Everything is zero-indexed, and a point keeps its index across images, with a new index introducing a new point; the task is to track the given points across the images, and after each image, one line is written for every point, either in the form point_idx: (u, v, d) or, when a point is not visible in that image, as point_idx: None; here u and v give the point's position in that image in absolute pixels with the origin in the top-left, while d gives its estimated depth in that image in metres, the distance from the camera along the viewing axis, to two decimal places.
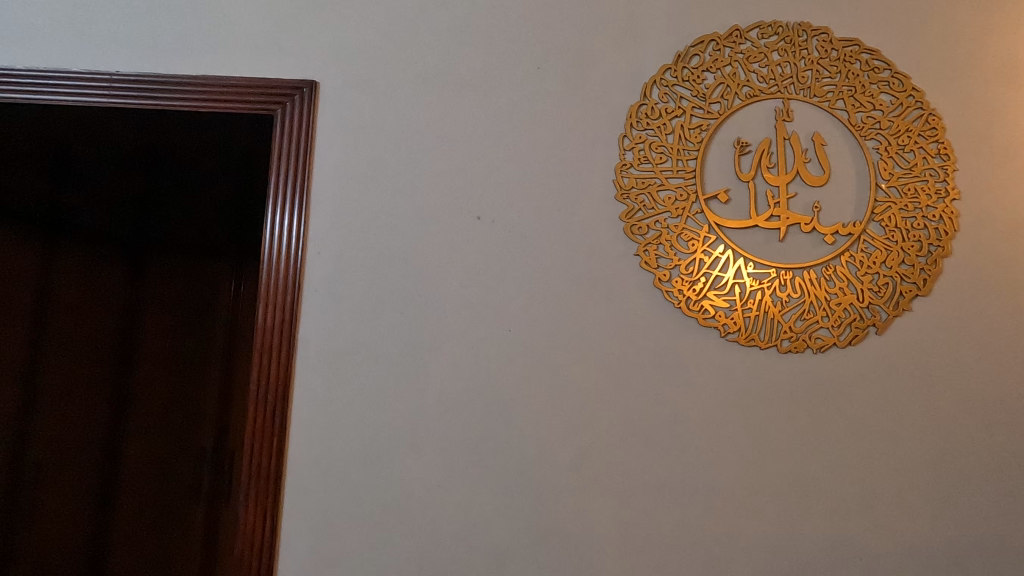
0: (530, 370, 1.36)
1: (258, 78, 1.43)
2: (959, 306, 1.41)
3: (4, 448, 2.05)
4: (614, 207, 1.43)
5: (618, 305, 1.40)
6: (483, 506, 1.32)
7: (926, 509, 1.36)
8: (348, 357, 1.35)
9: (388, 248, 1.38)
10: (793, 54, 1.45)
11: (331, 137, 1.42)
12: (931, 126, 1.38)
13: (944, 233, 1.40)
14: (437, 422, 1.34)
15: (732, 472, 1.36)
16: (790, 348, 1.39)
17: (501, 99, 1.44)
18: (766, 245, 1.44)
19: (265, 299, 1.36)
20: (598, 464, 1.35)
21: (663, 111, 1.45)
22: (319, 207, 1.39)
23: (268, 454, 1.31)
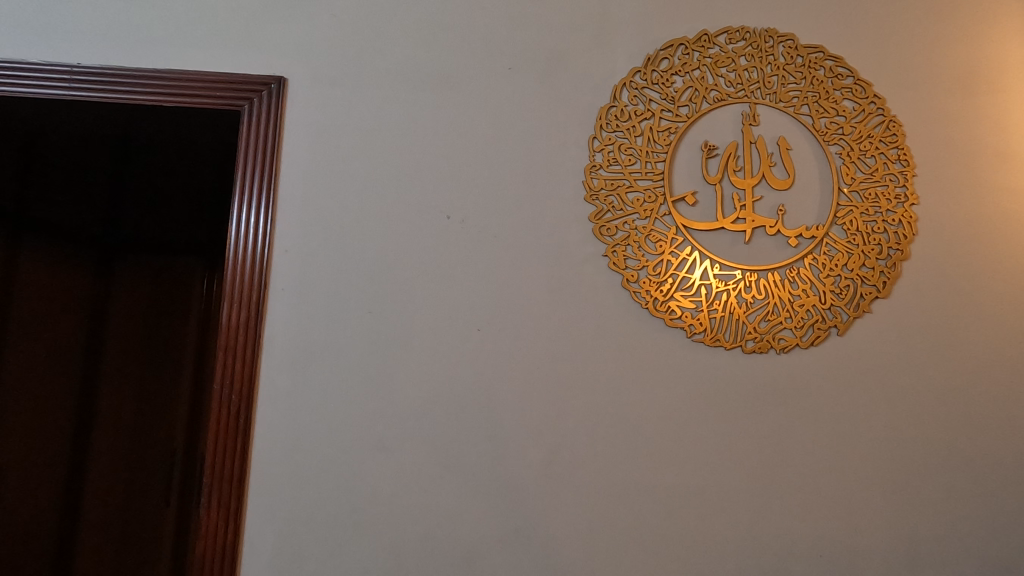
0: (503, 389, 1.22)
1: (228, 72, 1.30)
2: (959, 315, 1.29)
3: (65, 419, 2.04)
4: (586, 208, 1.29)
5: (601, 315, 1.26)
6: (431, 532, 1.18)
7: (940, 545, 1.22)
8: (305, 372, 1.21)
9: (347, 253, 1.25)
10: (760, 59, 1.33)
11: (293, 131, 1.29)
12: (890, 133, 1.32)
13: (902, 237, 1.29)
14: (395, 449, 1.20)
15: (726, 504, 1.21)
16: (755, 349, 1.25)
17: (472, 92, 1.31)
18: (731, 246, 1.28)
19: (230, 294, 1.22)
20: (573, 498, 1.20)
21: (633, 113, 1.31)
22: (287, 206, 1.26)
23: (232, 456, 1.17)
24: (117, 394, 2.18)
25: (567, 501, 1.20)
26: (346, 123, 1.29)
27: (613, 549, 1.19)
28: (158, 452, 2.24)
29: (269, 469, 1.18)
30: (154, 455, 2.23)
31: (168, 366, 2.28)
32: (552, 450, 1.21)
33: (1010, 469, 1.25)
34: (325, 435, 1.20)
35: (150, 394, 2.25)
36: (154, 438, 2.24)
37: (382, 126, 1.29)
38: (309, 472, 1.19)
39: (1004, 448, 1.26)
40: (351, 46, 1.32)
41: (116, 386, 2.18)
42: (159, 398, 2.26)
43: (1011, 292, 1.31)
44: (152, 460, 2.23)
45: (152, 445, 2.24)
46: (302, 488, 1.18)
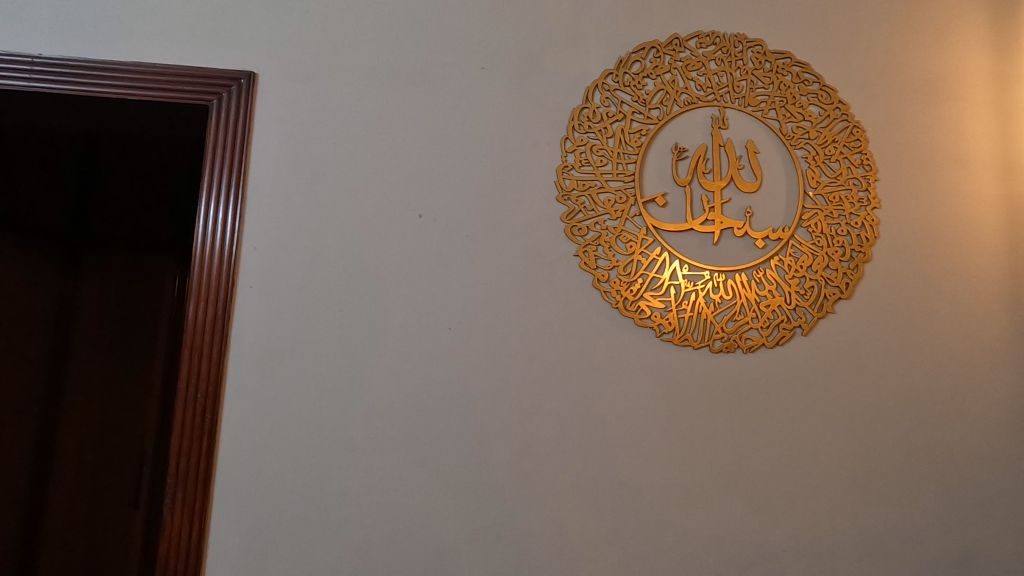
0: (474, 388, 1.23)
1: (195, 66, 1.28)
2: (918, 315, 1.33)
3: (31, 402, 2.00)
4: (557, 208, 1.30)
5: (572, 315, 1.27)
6: (401, 530, 1.18)
7: (898, 539, 1.26)
8: (274, 369, 1.20)
9: (318, 250, 1.24)
10: (729, 64, 1.36)
11: (263, 126, 1.27)
12: (854, 138, 1.36)
13: (865, 240, 1.33)
14: (364, 449, 1.19)
15: (692, 501, 1.23)
16: (722, 349, 1.27)
17: (446, 91, 1.31)
18: (700, 247, 1.30)
19: (197, 292, 1.20)
20: (543, 497, 1.21)
21: (605, 115, 1.32)
22: (256, 202, 1.25)
23: (198, 456, 1.16)
24: (89, 365, 2.14)
25: (536, 500, 1.21)
26: (318, 120, 1.28)
27: (583, 546, 1.20)
28: (128, 454, 2.16)
29: (235, 469, 1.17)
30: (124, 425, 2.16)
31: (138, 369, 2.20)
32: (522, 449, 1.22)
33: (964, 465, 1.30)
34: (293, 434, 1.19)
35: (123, 366, 2.18)
36: (126, 408, 2.17)
37: (354, 124, 1.29)
38: (278, 471, 1.17)
39: (959, 444, 1.30)
40: (323, 42, 1.31)
41: (87, 358, 2.15)
42: (133, 369, 2.19)
43: (967, 293, 1.35)
44: (122, 431, 2.16)
45: (123, 416, 2.17)
46: (269, 488, 1.17)
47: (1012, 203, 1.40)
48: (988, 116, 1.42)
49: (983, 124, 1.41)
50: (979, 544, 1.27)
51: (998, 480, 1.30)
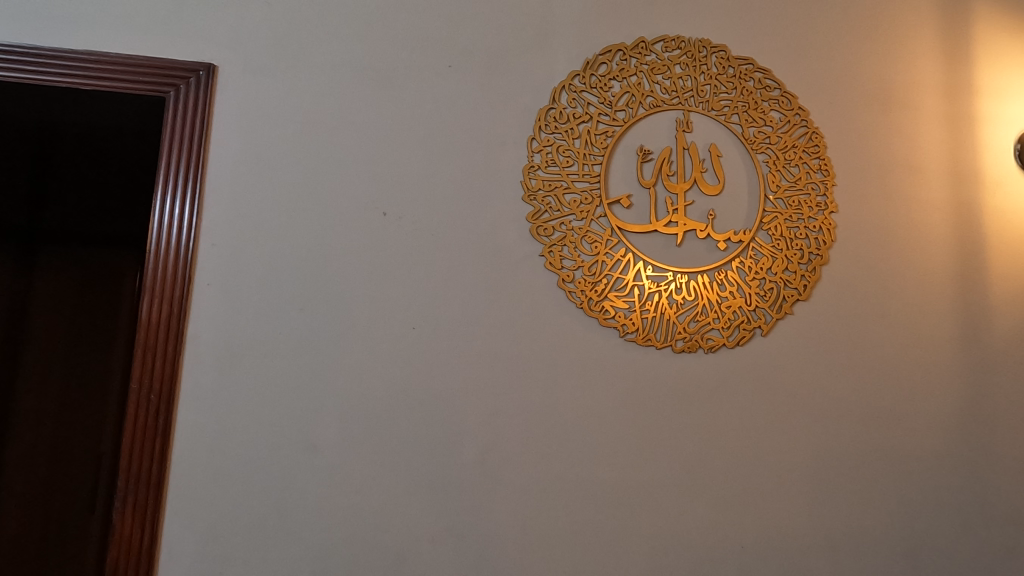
0: (438, 388, 1.22)
1: (152, 56, 1.24)
2: (872, 317, 1.37)
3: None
4: (523, 208, 1.30)
5: (537, 314, 1.27)
6: (361, 530, 1.16)
7: (852, 534, 1.29)
8: (231, 369, 1.17)
9: (279, 247, 1.22)
10: (694, 68, 1.38)
11: (223, 119, 1.24)
12: (813, 144, 1.39)
13: (823, 243, 1.36)
14: (326, 449, 1.17)
15: (654, 499, 1.24)
16: (684, 349, 1.29)
17: (412, 87, 1.30)
18: (663, 248, 1.32)
19: (151, 289, 1.17)
20: (507, 497, 1.21)
21: (571, 116, 1.32)
22: (215, 197, 1.21)
23: (150, 458, 1.12)
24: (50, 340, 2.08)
25: (500, 500, 1.20)
26: (280, 114, 1.26)
27: (546, 546, 1.20)
28: (87, 436, 2.07)
29: (191, 471, 1.13)
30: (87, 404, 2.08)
31: (96, 363, 2.10)
32: (486, 448, 1.21)
33: (914, 462, 1.34)
34: (251, 435, 1.16)
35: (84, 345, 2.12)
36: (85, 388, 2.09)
37: (318, 120, 1.26)
38: (234, 473, 1.15)
39: (910, 442, 1.34)
40: (286, 35, 1.29)
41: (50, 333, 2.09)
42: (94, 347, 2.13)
43: (919, 295, 1.40)
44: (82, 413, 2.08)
45: (84, 393, 2.09)
46: (225, 489, 1.14)
47: (960, 210, 1.45)
48: (939, 125, 1.47)
49: (934, 132, 1.46)
50: (927, 538, 1.32)
51: (945, 476, 1.35)
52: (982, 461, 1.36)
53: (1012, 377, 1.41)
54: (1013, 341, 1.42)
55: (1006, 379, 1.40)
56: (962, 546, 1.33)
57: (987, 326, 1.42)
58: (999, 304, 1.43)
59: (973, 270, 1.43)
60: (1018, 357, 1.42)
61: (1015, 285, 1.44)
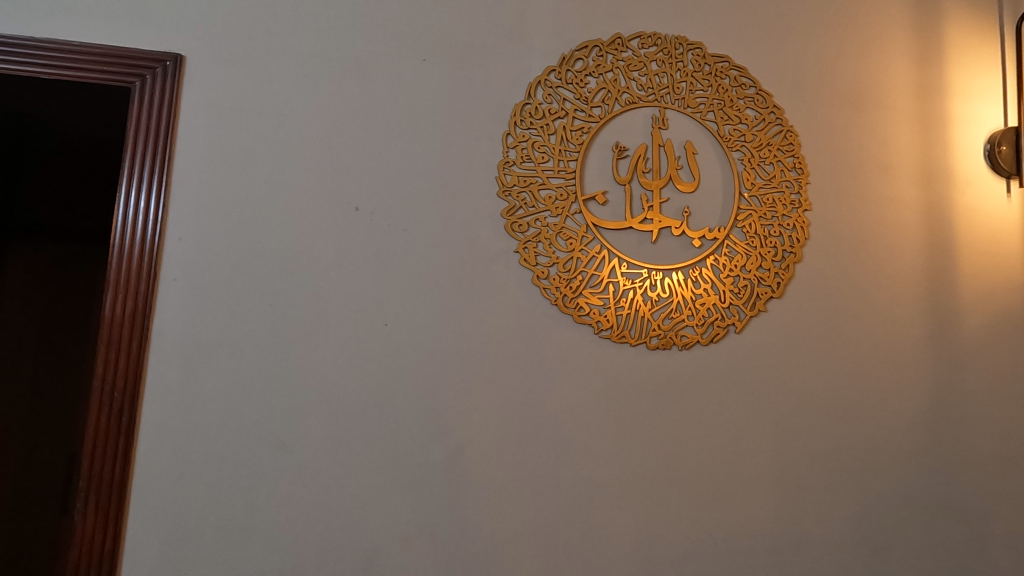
0: (412, 386, 1.21)
1: (117, 45, 1.21)
2: (843, 314, 1.38)
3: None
4: (498, 204, 1.29)
5: (512, 311, 1.26)
6: (332, 529, 1.15)
7: (822, 530, 1.30)
8: (198, 366, 1.15)
9: (248, 242, 1.19)
10: (669, 65, 1.38)
11: (190, 111, 1.21)
12: (788, 142, 1.39)
13: (796, 241, 1.36)
14: (297, 448, 1.16)
15: (627, 496, 1.24)
16: (659, 345, 1.29)
17: (385, 81, 1.29)
18: (639, 246, 1.31)
19: (115, 284, 1.13)
20: (480, 495, 1.20)
21: (547, 111, 1.32)
22: (181, 191, 1.19)
23: (113, 457, 1.09)
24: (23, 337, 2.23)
25: (473, 498, 1.20)
26: (249, 107, 1.23)
27: (520, 544, 1.20)
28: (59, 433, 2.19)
29: (156, 470, 1.11)
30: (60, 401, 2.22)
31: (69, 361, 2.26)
32: (460, 446, 1.20)
33: (884, 458, 1.36)
34: (219, 434, 1.14)
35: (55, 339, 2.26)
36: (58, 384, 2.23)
37: (289, 113, 1.24)
38: (200, 471, 1.12)
39: (880, 438, 1.36)
40: (256, 25, 1.26)
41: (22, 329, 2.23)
42: (64, 342, 2.27)
43: (890, 294, 1.41)
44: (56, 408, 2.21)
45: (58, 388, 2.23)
46: (192, 488, 1.12)
47: (931, 209, 1.47)
48: (911, 124, 1.48)
49: (906, 132, 1.48)
50: (895, 533, 1.34)
51: (913, 473, 1.37)
52: (949, 457, 1.39)
53: (979, 375, 1.43)
54: (981, 339, 1.45)
55: (974, 376, 1.43)
56: (929, 541, 1.35)
57: (956, 325, 1.44)
58: (967, 302, 1.45)
59: (942, 269, 1.45)
60: (985, 355, 1.44)
61: (983, 283, 1.47)
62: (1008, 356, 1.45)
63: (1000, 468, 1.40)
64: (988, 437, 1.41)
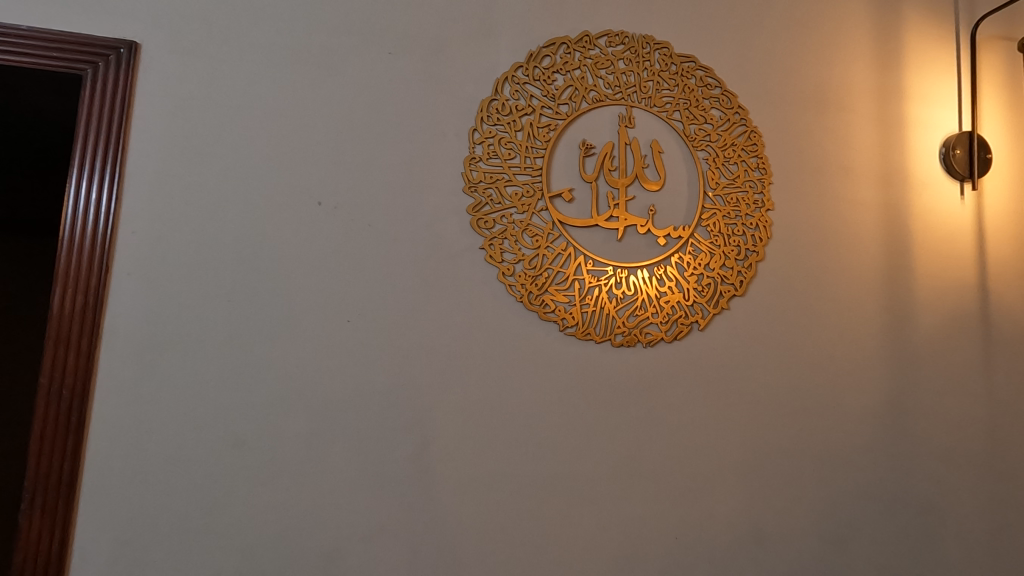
0: (376, 383, 1.19)
1: (68, 31, 1.16)
2: (803, 312, 1.41)
3: None
4: (464, 200, 1.28)
5: (477, 308, 1.25)
6: (291, 528, 1.13)
7: (781, 524, 1.33)
8: (152, 364, 1.11)
9: (206, 236, 1.16)
10: (636, 64, 1.38)
11: (146, 101, 1.18)
12: (751, 143, 1.41)
13: (759, 240, 1.38)
14: (255, 447, 1.13)
15: (590, 492, 1.25)
16: (623, 343, 1.30)
17: (350, 73, 1.27)
18: (605, 243, 1.32)
19: (64, 278, 1.09)
20: (444, 493, 1.19)
21: (513, 108, 1.31)
22: (135, 183, 1.15)
23: (62, 456, 1.05)
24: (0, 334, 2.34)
25: (437, 496, 1.19)
26: (209, 98, 1.20)
27: (483, 541, 1.19)
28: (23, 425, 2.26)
29: (107, 470, 1.08)
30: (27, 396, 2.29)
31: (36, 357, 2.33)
32: (424, 444, 1.19)
33: (842, 453, 1.38)
34: (174, 432, 1.11)
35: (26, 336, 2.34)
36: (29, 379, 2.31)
37: (250, 104, 1.21)
38: (154, 471, 1.09)
39: (838, 434, 1.39)
40: (217, 14, 1.23)
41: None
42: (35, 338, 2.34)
43: (849, 293, 1.44)
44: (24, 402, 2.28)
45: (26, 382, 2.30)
46: (146, 488, 1.09)
47: (889, 210, 1.50)
48: (871, 127, 1.52)
49: (865, 135, 1.51)
50: (851, 527, 1.37)
51: (870, 468, 1.40)
52: (904, 451, 1.42)
53: (933, 372, 1.47)
54: (935, 337, 1.48)
55: (928, 373, 1.46)
56: (884, 534, 1.38)
57: (911, 323, 1.47)
58: (922, 301, 1.49)
59: (899, 269, 1.49)
60: (938, 353, 1.48)
61: (937, 282, 1.51)
62: (961, 353, 1.49)
63: (951, 462, 1.45)
64: (940, 432, 1.45)
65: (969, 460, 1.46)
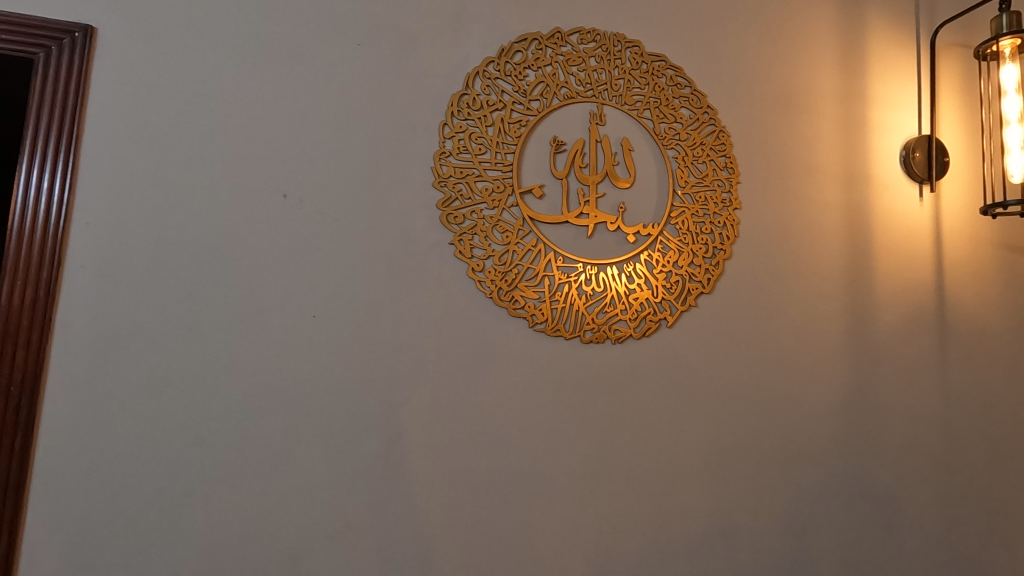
0: (342, 379, 1.17)
1: (18, 13, 1.11)
2: (768, 309, 1.43)
3: None
4: (433, 195, 1.26)
5: (446, 303, 1.24)
6: (254, 527, 1.10)
7: (745, 519, 1.35)
8: (107, 359, 1.08)
9: (165, 228, 1.13)
10: (607, 62, 1.38)
11: (102, 88, 1.13)
12: (720, 142, 1.42)
13: (726, 238, 1.40)
14: (216, 446, 1.10)
15: (559, 488, 1.25)
16: (592, 339, 1.30)
17: (317, 64, 1.24)
18: (575, 240, 1.32)
19: (13, 270, 1.05)
20: (411, 491, 1.18)
21: (484, 103, 1.30)
22: (90, 172, 1.11)
23: (9, 456, 1.01)
24: None
25: (404, 494, 1.17)
26: (169, 86, 1.16)
27: (450, 538, 1.18)
28: None
29: (59, 470, 1.03)
30: None
31: None
32: (390, 442, 1.18)
33: (805, 448, 1.41)
34: (130, 430, 1.07)
35: None
36: None
37: (212, 92, 1.18)
38: (109, 470, 1.06)
39: (801, 430, 1.41)
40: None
41: None
42: None
43: (812, 291, 1.47)
44: None
45: None
46: (101, 488, 1.05)
47: (852, 211, 1.53)
48: (835, 129, 1.55)
49: (830, 136, 1.54)
50: (814, 520, 1.39)
51: (831, 462, 1.43)
52: (864, 446, 1.45)
53: (893, 369, 1.50)
54: (895, 335, 1.52)
55: (888, 370, 1.50)
56: (844, 527, 1.41)
57: (872, 321, 1.51)
58: (883, 299, 1.52)
59: (861, 268, 1.52)
60: (898, 350, 1.52)
61: (897, 281, 1.54)
62: (918, 350, 1.53)
63: (909, 456, 1.48)
64: (899, 427, 1.49)
65: (925, 454, 1.50)
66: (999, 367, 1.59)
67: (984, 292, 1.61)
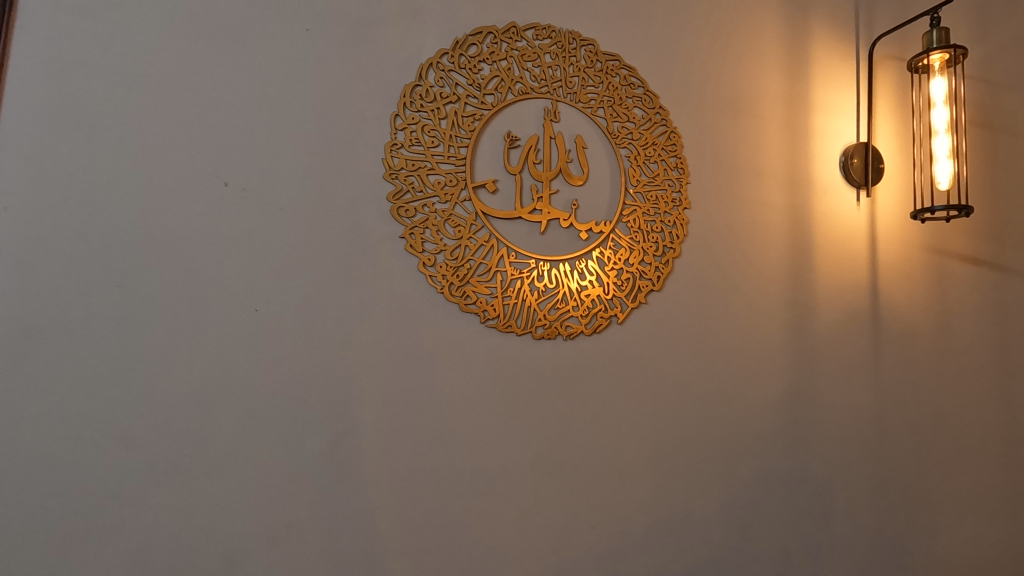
0: (286, 375, 1.13)
1: None
2: (715, 308, 1.46)
3: None
4: (384, 187, 1.23)
5: (395, 298, 1.21)
6: (189, 529, 1.05)
7: (689, 512, 1.37)
8: (27, 354, 1.00)
9: (94, 214, 1.06)
10: (563, 59, 1.38)
11: (23, 62, 1.05)
12: (671, 143, 1.44)
13: (676, 237, 1.42)
14: (148, 445, 1.05)
15: (508, 485, 1.24)
16: (544, 335, 1.30)
17: (263, 49, 1.19)
18: (528, 236, 1.31)
19: None
20: (357, 489, 1.15)
21: (438, 95, 1.28)
22: (8, 152, 1.02)
23: None
24: None
25: (349, 493, 1.14)
26: (100, 63, 1.09)
27: (397, 536, 1.16)
28: None
29: None
30: None
31: None
32: (336, 440, 1.14)
33: (747, 442, 1.45)
34: (53, 429, 1.00)
35: None
36: None
37: (149, 73, 1.12)
38: (28, 472, 0.98)
39: (744, 425, 1.45)
40: None
41: None
42: None
43: (757, 290, 1.51)
44: None
45: None
46: (18, 490, 0.98)
47: (795, 213, 1.58)
48: (780, 133, 1.59)
49: (775, 141, 1.58)
50: (755, 512, 1.43)
51: (771, 456, 1.47)
52: (802, 441, 1.50)
53: (831, 366, 1.56)
54: (833, 333, 1.58)
55: (826, 367, 1.55)
56: (783, 518, 1.46)
57: (813, 319, 1.56)
58: (823, 299, 1.58)
59: (803, 268, 1.57)
60: (835, 348, 1.57)
61: (836, 281, 1.60)
62: (854, 348, 1.59)
63: (844, 450, 1.54)
64: (835, 422, 1.54)
65: (859, 448, 1.56)
66: (927, 365, 1.67)
67: (913, 293, 1.69)
